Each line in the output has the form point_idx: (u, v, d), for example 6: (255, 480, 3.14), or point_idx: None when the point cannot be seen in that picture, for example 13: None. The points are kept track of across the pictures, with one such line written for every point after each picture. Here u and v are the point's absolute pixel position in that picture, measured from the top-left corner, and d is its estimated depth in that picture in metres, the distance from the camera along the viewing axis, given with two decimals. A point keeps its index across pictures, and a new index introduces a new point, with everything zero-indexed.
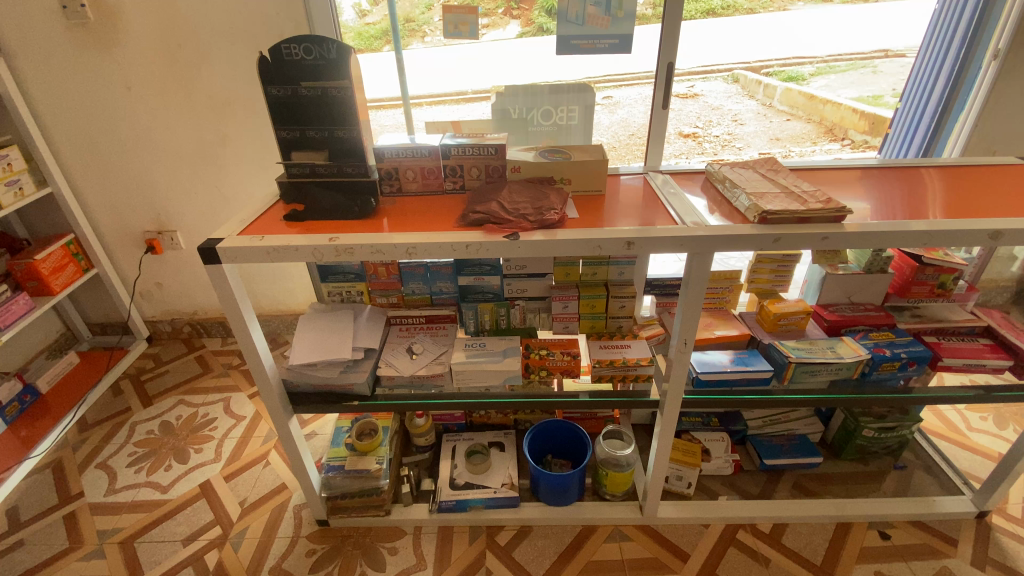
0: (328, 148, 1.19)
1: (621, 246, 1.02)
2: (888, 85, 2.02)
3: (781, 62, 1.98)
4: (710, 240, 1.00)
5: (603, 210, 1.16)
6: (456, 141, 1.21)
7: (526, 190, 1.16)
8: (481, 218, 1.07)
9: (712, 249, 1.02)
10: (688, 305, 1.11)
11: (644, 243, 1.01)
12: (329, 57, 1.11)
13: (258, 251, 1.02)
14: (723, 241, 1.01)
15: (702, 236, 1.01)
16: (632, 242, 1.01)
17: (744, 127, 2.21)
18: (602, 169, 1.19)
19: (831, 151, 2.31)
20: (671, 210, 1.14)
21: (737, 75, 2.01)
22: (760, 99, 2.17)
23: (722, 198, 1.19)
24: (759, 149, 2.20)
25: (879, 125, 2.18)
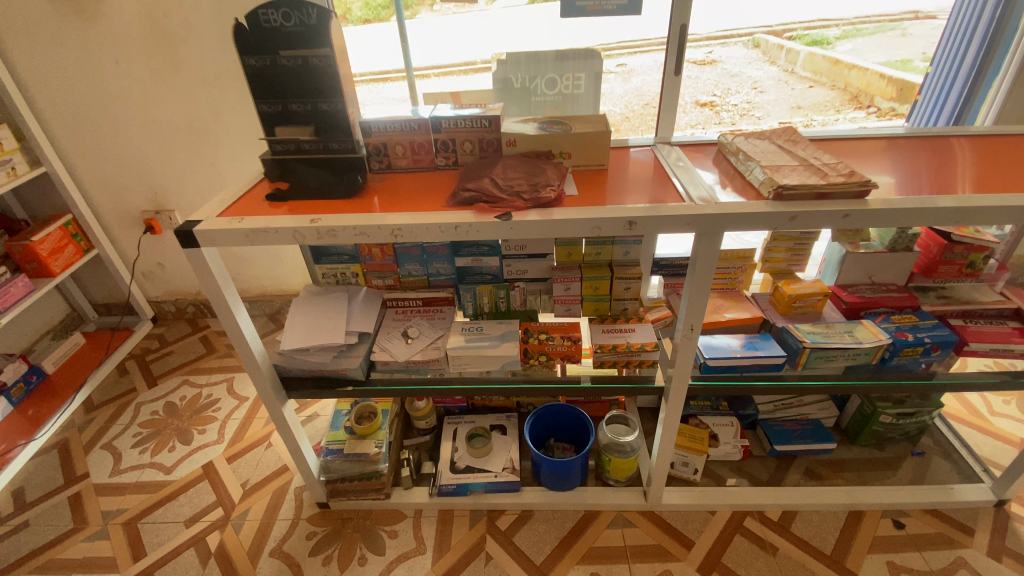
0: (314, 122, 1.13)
1: (622, 226, 0.93)
2: (919, 49, 1.88)
3: (805, 25, 1.85)
4: (721, 219, 0.92)
5: (606, 187, 1.07)
6: (448, 113, 1.12)
7: (522, 165, 1.08)
8: (475, 197, 1.00)
9: (722, 228, 0.93)
10: (694, 289, 1.02)
11: (648, 223, 0.93)
12: (310, 24, 1.04)
13: (238, 233, 0.96)
14: (735, 220, 0.93)
15: (710, 215, 0.92)
16: (634, 221, 0.92)
17: (764, 95, 2.13)
18: (605, 141, 1.11)
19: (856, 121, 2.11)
20: (679, 185, 1.05)
21: (757, 40, 1.91)
22: (782, 65, 2.05)
23: (737, 172, 1.09)
24: (778, 119, 2.12)
25: (908, 91, 1.99)
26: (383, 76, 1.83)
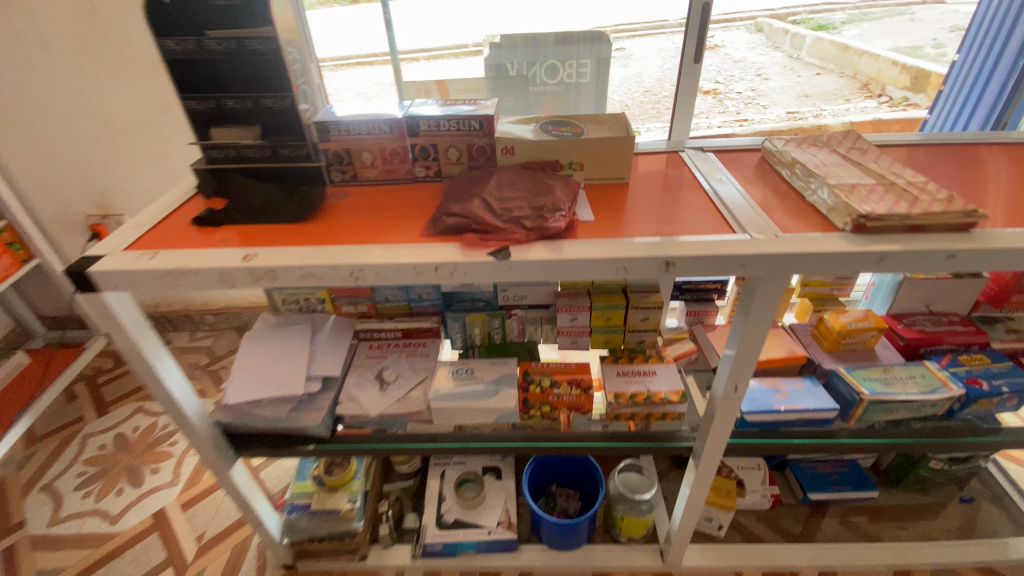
0: (260, 122, 0.89)
1: (655, 269, 0.70)
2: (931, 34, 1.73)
3: (808, 8, 1.67)
4: (790, 260, 0.68)
5: (629, 207, 0.84)
6: (426, 111, 0.88)
7: (520, 179, 0.85)
8: (461, 224, 0.77)
9: (786, 272, 0.69)
10: (743, 342, 0.78)
11: (690, 264, 0.69)
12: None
13: (147, 276, 0.72)
14: (810, 262, 0.69)
15: (777, 255, 0.68)
16: (673, 262, 0.68)
17: (769, 82, 1.85)
18: (628, 148, 0.87)
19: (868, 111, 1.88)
20: (723, 206, 0.82)
21: (760, 23, 1.64)
22: (787, 50, 1.82)
23: (794, 189, 0.86)
24: (785, 107, 1.88)
25: (923, 80, 1.82)
26: (366, 60, 1.55)
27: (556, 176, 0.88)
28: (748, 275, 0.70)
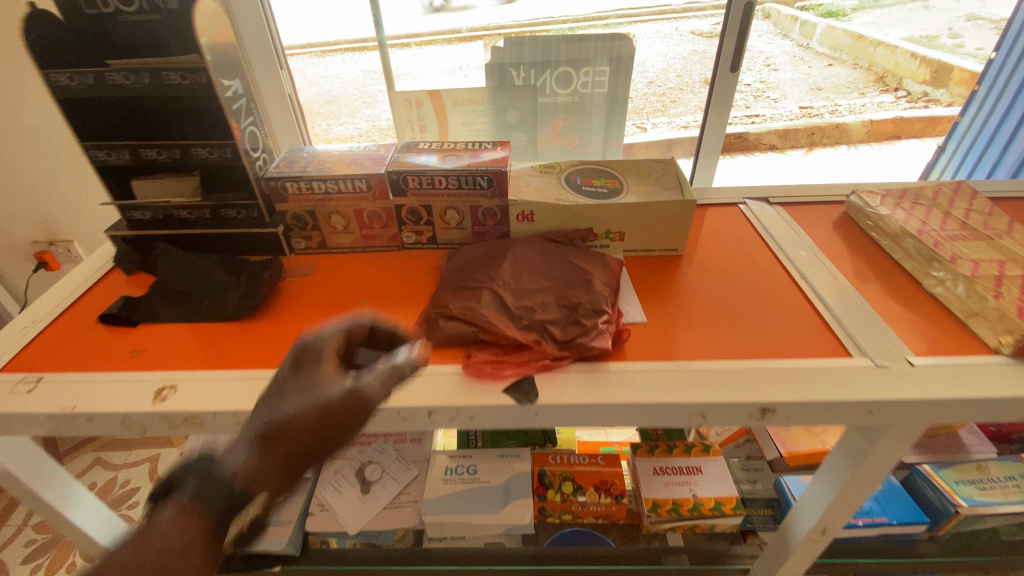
0: (197, 170, 0.69)
1: (743, 416, 0.49)
2: (945, 23, 1.49)
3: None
4: (935, 408, 0.48)
5: (690, 298, 0.63)
6: (416, 164, 0.67)
7: (545, 258, 0.63)
8: (463, 329, 0.55)
9: (926, 421, 0.49)
10: (850, 486, 0.58)
11: (793, 413, 0.48)
12: (168, 8, 0.59)
13: (22, 420, 0.51)
14: (960, 408, 0.49)
15: (922, 401, 0.48)
16: (772, 408, 0.48)
17: (776, 74, 1.73)
18: (682, 216, 0.66)
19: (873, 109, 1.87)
20: (816, 300, 0.62)
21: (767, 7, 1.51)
22: (795, 39, 1.67)
23: (901, 269, 0.66)
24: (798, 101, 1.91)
25: (944, 74, 1.67)
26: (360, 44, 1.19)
27: (588, 249, 0.67)
28: (874, 423, 0.49)
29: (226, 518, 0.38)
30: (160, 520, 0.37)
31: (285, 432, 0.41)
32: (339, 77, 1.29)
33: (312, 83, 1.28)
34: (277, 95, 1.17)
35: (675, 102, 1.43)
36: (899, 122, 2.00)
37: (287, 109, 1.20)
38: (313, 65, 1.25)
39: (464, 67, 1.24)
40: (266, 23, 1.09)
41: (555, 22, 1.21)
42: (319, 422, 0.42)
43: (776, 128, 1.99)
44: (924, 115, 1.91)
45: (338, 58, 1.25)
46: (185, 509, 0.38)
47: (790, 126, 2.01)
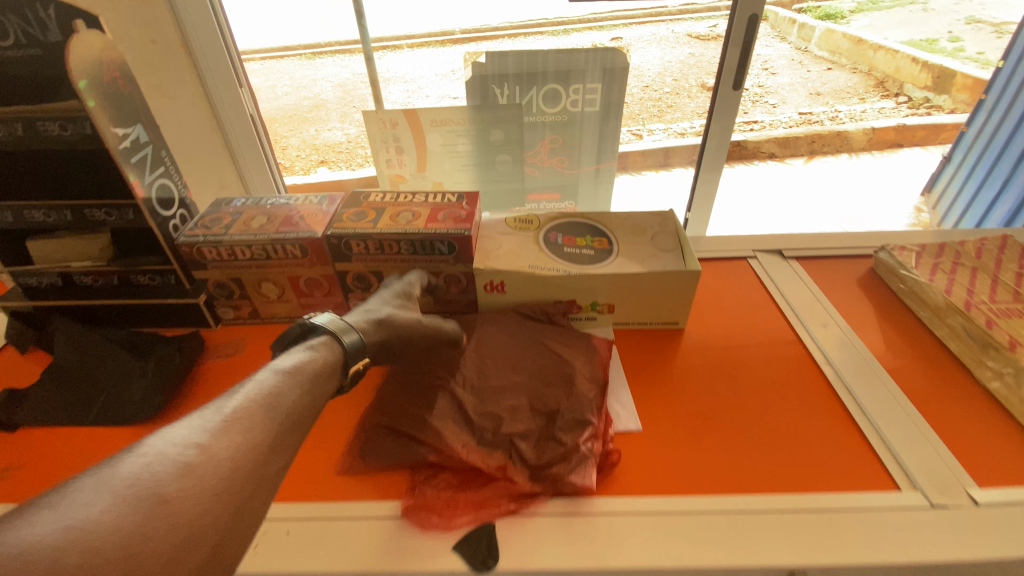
0: (109, 229, 0.57)
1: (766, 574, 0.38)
2: (943, 27, 1.64)
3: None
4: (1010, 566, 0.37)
5: (692, 393, 0.52)
6: (364, 221, 0.56)
7: (517, 345, 0.53)
8: (409, 448, 0.44)
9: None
10: None
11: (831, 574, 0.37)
12: (49, 42, 0.45)
13: None
14: None
15: (993, 559, 0.37)
16: (804, 572, 0.37)
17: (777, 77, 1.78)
18: (682, 286, 0.55)
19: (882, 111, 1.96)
20: (844, 397, 0.51)
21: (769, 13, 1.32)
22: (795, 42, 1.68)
23: (948, 351, 0.56)
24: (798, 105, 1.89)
25: (945, 79, 1.81)
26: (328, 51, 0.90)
27: (569, 325, 0.57)
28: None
29: (353, 364, 0.41)
30: (304, 354, 0.39)
31: (393, 338, 0.46)
32: (329, 80, 1.00)
33: (297, 86, 0.99)
34: (236, 113, 0.83)
35: (672, 108, 1.22)
36: (903, 128, 1.90)
37: (252, 131, 0.86)
38: (303, 68, 0.96)
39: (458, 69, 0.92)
40: (215, 13, 0.75)
41: (547, 24, 0.93)
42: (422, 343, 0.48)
43: (776, 136, 1.86)
44: (925, 122, 1.89)
45: (330, 62, 0.95)
46: (333, 341, 0.41)
47: (790, 133, 1.88)
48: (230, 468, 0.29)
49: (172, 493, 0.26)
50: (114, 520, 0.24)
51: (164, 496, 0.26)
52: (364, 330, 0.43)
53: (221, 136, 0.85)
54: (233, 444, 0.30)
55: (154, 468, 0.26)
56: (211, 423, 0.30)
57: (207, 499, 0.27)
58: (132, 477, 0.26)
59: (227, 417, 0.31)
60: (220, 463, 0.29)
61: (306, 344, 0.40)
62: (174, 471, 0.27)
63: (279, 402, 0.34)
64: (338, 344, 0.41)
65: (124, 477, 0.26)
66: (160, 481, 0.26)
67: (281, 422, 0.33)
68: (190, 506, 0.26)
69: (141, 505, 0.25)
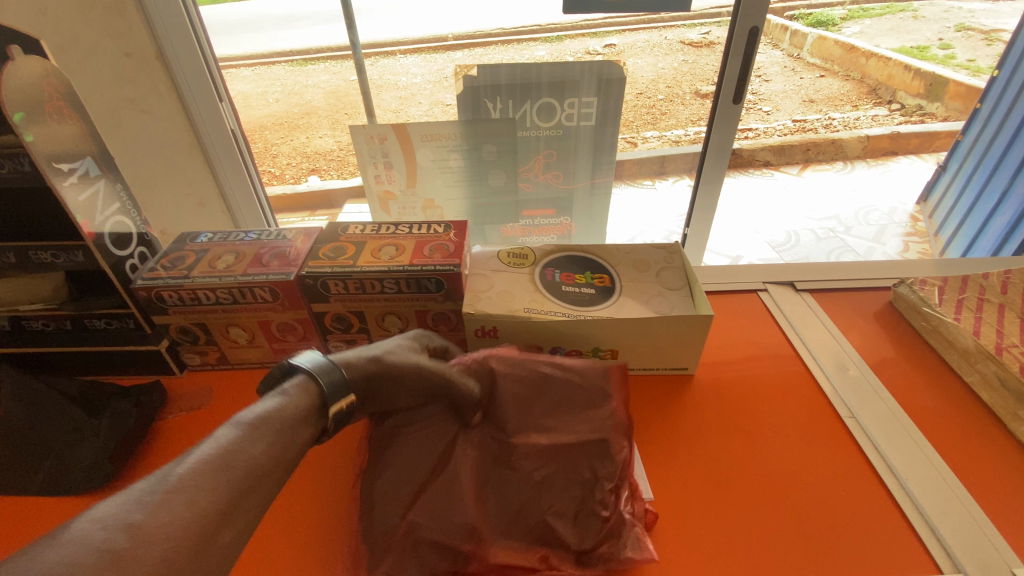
0: (61, 271, 0.50)
1: None
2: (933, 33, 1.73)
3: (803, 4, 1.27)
4: None
5: (711, 455, 0.48)
6: (340, 259, 0.51)
7: (536, 387, 0.48)
8: (436, 550, 0.39)
9: None
10: None
11: None
12: None
13: None
14: None
15: None
16: None
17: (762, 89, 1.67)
18: (689, 330, 0.51)
19: (878, 121, 1.93)
20: (876, 459, 0.47)
21: None
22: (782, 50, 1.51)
23: (979, 400, 0.53)
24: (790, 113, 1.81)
25: (937, 87, 1.86)
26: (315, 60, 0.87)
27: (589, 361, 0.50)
28: None
29: (334, 404, 0.36)
30: (274, 401, 0.34)
31: (383, 377, 0.41)
32: (320, 87, 0.92)
33: (288, 93, 0.93)
34: (218, 131, 0.77)
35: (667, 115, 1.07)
36: (896, 137, 1.88)
37: (234, 149, 0.80)
38: (295, 75, 0.91)
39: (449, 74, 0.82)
40: (192, 22, 0.69)
41: (540, 30, 0.81)
42: (416, 379, 0.44)
43: (770, 143, 1.80)
44: (918, 130, 1.86)
45: (322, 68, 0.89)
46: (310, 385, 0.36)
47: (783, 141, 1.81)
48: (169, 546, 0.24)
49: None
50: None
51: None
52: (347, 366, 0.39)
53: (200, 150, 0.79)
54: (174, 518, 0.25)
55: (77, 559, 0.22)
56: (152, 496, 0.26)
57: None
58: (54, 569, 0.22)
59: (174, 485, 0.27)
60: (158, 546, 0.24)
61: (279, 388, 0.36)
62: (100, 563, 0.22)
63: (240, 459, 0.30)
64: (315, 385, 0.36)
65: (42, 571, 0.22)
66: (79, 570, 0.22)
67: (243, 484, 0.29)
68: None
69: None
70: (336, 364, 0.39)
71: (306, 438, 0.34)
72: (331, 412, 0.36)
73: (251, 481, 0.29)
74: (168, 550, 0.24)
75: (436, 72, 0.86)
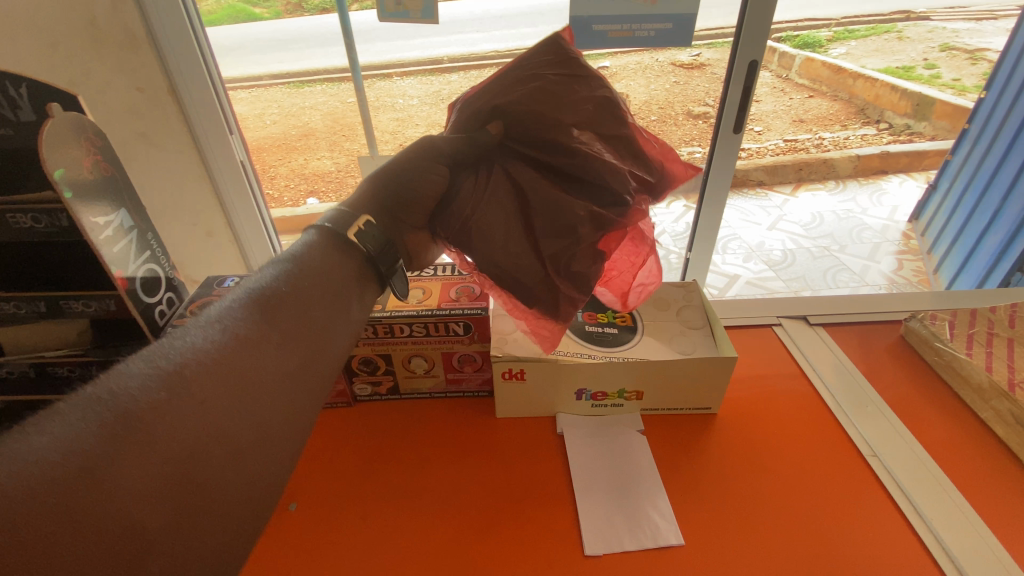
0: (88, 318, 0.50)
1: None
2: None
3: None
4: None
5: (740, 494, 0.49)
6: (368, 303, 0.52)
7: (530, 85, 0.43)
8: (584, 252, 0.40)
9: None
10: None
11: None
12: (21, 121, 0.42)
13: None
14: None
15: None
16: None
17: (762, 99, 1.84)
18: (710, 372, 0.52)
19: (866, 137, 2.03)
20: (901, 496, 0.48)
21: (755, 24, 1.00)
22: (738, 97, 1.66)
23: (994, 436, 0.54)
24: (781, 134, 2.00)
25: (925, 107, 1.96)
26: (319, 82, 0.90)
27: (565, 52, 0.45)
28: None
29: (353, 231, 0.40)
30: (301, 250, 0.38)
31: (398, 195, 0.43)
32: (317, 109, 1.03)
33: (286, 115, 1.03)
34: (227, 162, 0.78)
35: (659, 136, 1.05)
36: (886, 156, 1.91)
37: (242, 178, 0.80)
38: (292, 96, 0.97)
39: (446, 95, 0.94)
40: (207, 62, 0.70)
41: None
42: (420, 161, 0.44)
43: (763, 163, 1.87)
44: (908, 149, 1.90)
45: (320, 90, 0.97)
46: (326, 231, 0.40)
47: (776, 161, 1.87)
48: (220, 370, 0.29)
49: (156, 408, 0.25)
50: (87, 435, 0.23)
51: (146, 409, 0.25)
52: (354, 206, 0.42)
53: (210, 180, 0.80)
54: (220, 345, 0.30)
55: (130, 388, 0.26)
56: (200, 333, 0.30)
57: (195, 409, 0.27)
58: (106, 392, 0.25)
59: (213, 325, 0.31)
60: (202, 368, 0.28)
61: (302, 241, 0.39)
62: (150, 384, 0.26)
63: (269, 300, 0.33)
64: (329, 227, 0.40)
65: (99, 395, 0.25)
66: (142, 394, 0.26)
67: (276, 321, 0.33)
68: (186, 416, 0.26)
69: (118, 421, 0.24)
70: (341, 208, 0.42)
71: (338, 269, 0.38)
72: (353, 239, 0.39)
73: (285, 318, 0.33)
74: (213, 374, 0.28)
75: (432, 93, 0.96)
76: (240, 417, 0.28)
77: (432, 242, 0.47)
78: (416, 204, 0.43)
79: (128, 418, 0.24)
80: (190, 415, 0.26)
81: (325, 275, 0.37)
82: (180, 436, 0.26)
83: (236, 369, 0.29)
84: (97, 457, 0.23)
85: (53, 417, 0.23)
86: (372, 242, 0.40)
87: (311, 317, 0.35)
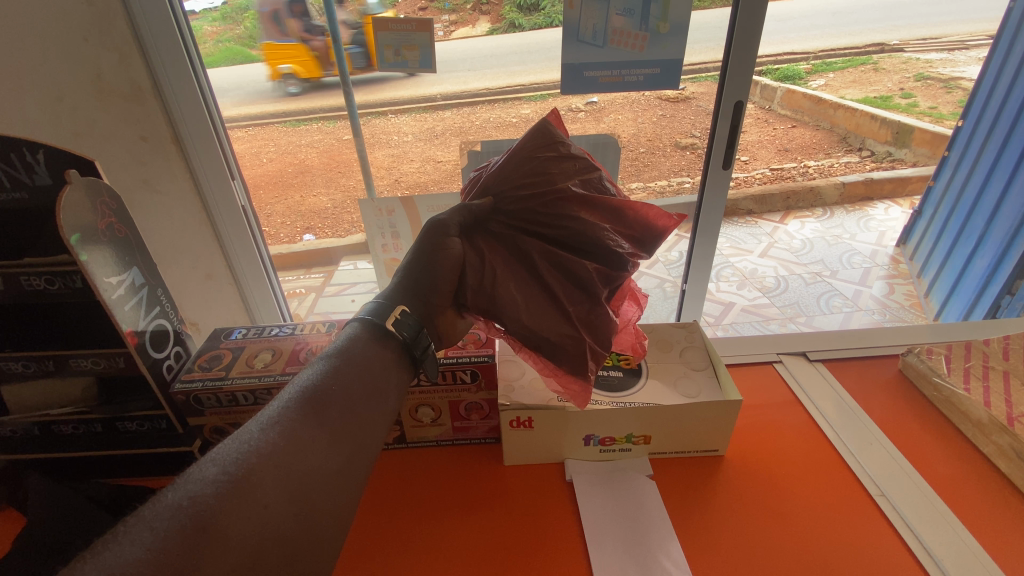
0: (94, 375, 0.50)
1: None
2: None
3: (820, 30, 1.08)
4: None
5: (750, 537, 0.49)
6: None
7: (521, 169, 0.48)
8: (599, 307, 0.44)
9: None
10: None
11: None
12: (37, 185, 0.43)
13: None
14: None
15: None
16: None
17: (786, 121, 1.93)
18: (712, 417, 0.52)
19: (849, 164, 2.09)
20: (910, 535, 0.48)
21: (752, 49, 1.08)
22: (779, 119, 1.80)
23: (996, 470, 0.54)
24: (767, 163, 2.06)
25: (904, 134, 2.04)
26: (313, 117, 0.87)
27: (550, 131, 0.49)
28: None
29: (388, 320, 0.42)
30: (347, 341, 0.41)
31: (423, 277, 0.44)
32: (313, 146, 0.96)
33: (282, 153, 0.94)
34: (227, 206, 0.79)
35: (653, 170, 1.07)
36: (870, 183, 1.96)
37: (243, 224, 0.82)
38: (288, 133, 0.91)
39: (440, 133, 0.91)
40: (207, 106, 0.73)
41: (524, 91, 0.84)
42: (432, 242, 0.45)
43: (751, 193, 1.91)
44: (890, 176, 1.95)
45: (316, 128, 0.91)
46: (365, 322, 0.42)
47: (764, 190, 1.91)
48: (278, 476, 0.31)
49: (224, 520, 0.28)
50: (165, 550, 0.26)
51: (214, 520, 0.27)
52: (388, 296, 0.44)
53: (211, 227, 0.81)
54: (280, 446, 0.32)
55: (202, 496, 0.28)
56: (259, 433, 0.32)
57: (256, 516, 0.29)
58: (189, 499, 0.28)
59: (272, 426, 0.33)
60: (265, 470, 0.30)
61: (347, 333, 0.42)
62: (221, 488, 0.29)
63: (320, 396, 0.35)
64: (366, 320, 0.43)
65: (179, 502, 0.27)
66: (211, 506, 0.28)
67: (327, 415, 0.35)
68: (248, 525, 0.28)
69: (196, 521, 0.27)
70: (376, 301, 0.45)
71: (380, 353, 0.41)
72: (391, 329, 0.42)
73: (335, 412, 0.35)
74: (274, 478, 0.30)
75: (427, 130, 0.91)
76: (296, 520, 0.30)
77: (457, 318, 0.47)
78: (439, 285, 0.44)
79: (201, 525, 0.27)
80: (256, 520, 0.29)
81: (371, 368, 0.39)
82: (240, 549, 0.27)
83: (295, 469, 0.32)
84: (179, 566, 0.25)
85: (139, 530, 0.26)
86: (407, 330, 0.42)
87: (357, 410, 0.37)
